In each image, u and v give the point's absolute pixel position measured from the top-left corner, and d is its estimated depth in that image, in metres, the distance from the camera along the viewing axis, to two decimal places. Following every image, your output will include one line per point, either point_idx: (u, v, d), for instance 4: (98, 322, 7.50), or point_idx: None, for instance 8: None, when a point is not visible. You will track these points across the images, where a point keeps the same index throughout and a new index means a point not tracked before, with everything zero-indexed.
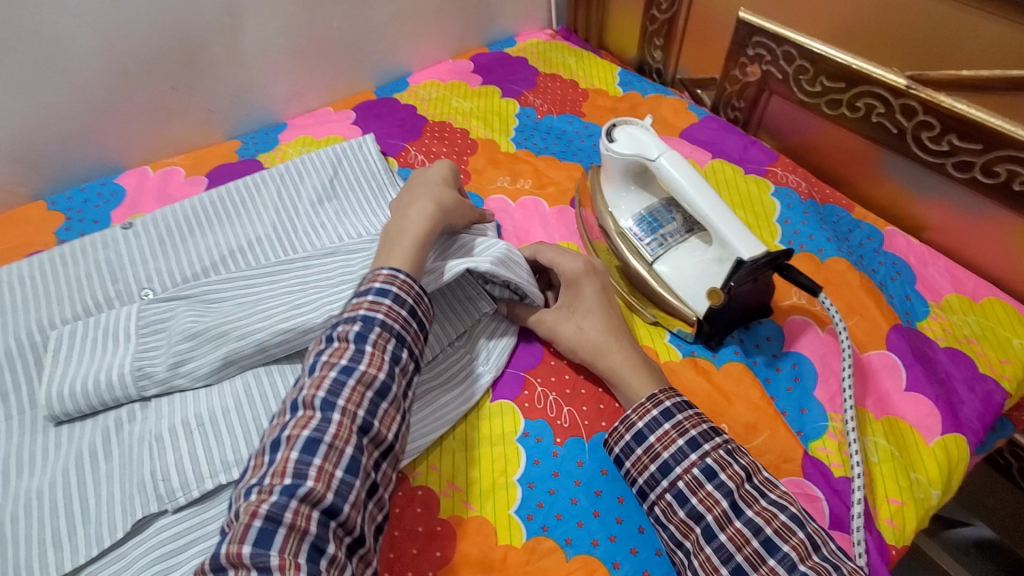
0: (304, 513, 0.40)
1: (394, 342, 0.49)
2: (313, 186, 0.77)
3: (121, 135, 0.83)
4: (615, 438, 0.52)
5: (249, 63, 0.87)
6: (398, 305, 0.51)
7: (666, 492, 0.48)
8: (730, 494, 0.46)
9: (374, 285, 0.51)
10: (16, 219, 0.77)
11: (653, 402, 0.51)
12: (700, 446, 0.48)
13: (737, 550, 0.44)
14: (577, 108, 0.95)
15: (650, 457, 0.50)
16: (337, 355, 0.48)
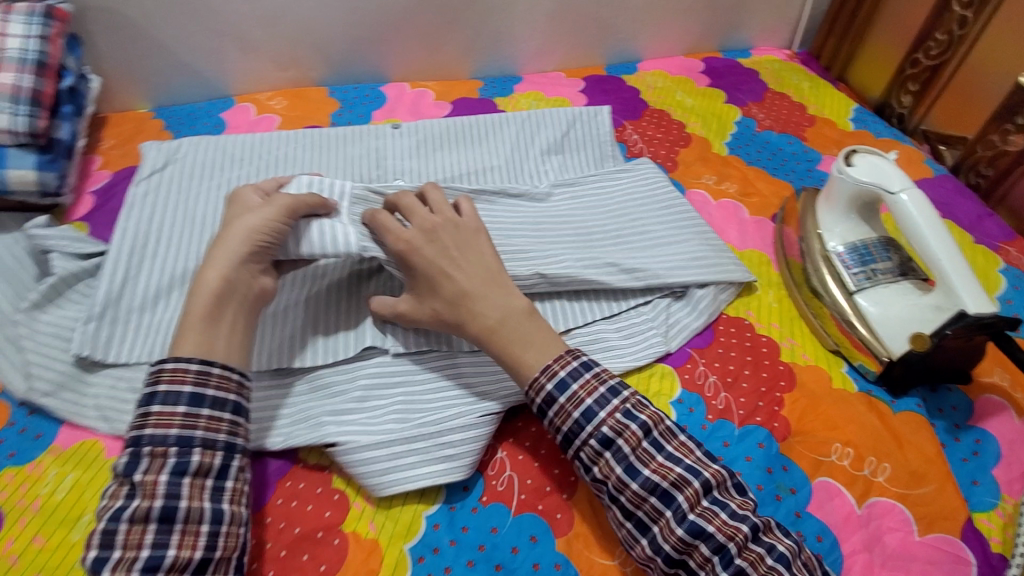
0: (189, 544, 0.42)
1: (221, 455, 0.45)
2: (546, 137, 0.86)
3: (396, 51, 0.97)
4: (561, 415, 0.48)
5: (514, 16, 0.97)
6: (172, 404, 0.45)
7: (591, 440, 0.47)
8: (677, 502, 0.45)
9: (181, 389, 0.45)
10: (305, 97, 0.94)
11: (571, 400, 0.48)
12: (594, 417, 0.47)
13: (688, 555, 0.45)
14: (799, 131, 0.94)
15: (572, 404, 0.48)
16: (153, 467, 0.43)
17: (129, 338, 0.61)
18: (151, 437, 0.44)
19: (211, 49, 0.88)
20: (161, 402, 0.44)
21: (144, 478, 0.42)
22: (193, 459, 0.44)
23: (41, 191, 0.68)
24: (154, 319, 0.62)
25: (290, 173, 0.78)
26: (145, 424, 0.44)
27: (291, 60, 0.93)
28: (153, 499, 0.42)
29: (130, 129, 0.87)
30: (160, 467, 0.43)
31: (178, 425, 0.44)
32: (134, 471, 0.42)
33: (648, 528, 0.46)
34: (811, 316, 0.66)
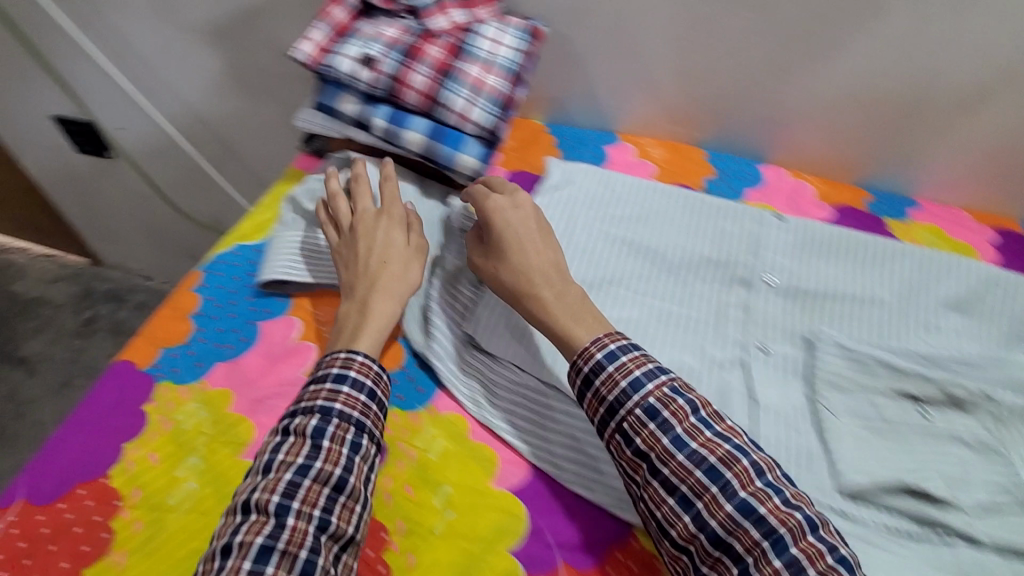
0: (310, 497, 0.49)
1: (353, 431, 0.53)
2: (953, 290, 0.73)
3: (794, 137, 0.91)
4: (608, 383, 0.54)
5: (948, 140, 0.85)
6: (355, 390, 0.56)
7: (636, 409, 0.53)
8: (671, 429, 0.52)
9: (331, 371, 0.56)
10: (684, 154, 0.93)
11: (620, 370, 0.54)
12: (616, 358, 0.55)
13: (663, 466, 0.51)
14: None
15: (620, 374, 0.54)
16: (291, 453, 0.51)
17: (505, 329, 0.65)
18: (338, 411, 0.54)
19: (623, 88, 0.93)
20: (350, 386, 0.55)
21: (322, 462, 0.51)
22: (348, 480, 0.51)
23: (471, 177, 0.77)
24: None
25: (664, 232, 0.79)
26: (336, 400, 0.54)
27: (686, 116, 0.93)
28: (312, 507, 0.49)
29: (527, 136, 0.96)
30: (341, 440, 0.53)
31: (357, 410, 0.55)
32: (321, 437, 0.52)
33: None
34: None
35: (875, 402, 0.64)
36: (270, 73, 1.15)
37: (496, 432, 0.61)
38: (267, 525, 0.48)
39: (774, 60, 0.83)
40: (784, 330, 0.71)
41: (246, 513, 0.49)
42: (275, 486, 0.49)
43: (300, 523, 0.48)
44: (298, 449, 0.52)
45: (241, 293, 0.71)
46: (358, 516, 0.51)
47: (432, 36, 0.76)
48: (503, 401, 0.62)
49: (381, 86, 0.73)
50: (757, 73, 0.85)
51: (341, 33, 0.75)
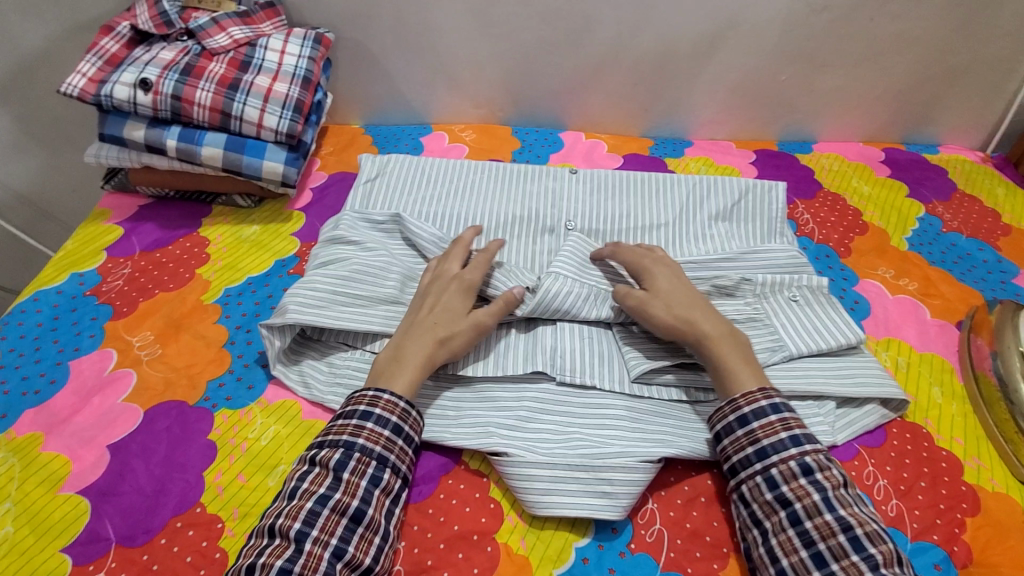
0: (322, 542, 0.47)
1: (374, 465, 0.52)
2: (716, 204, 0.87)
3: (581, 103, 1.04)
4: (767, 430, 0.52)
5: (696, 85, 1.01)
6: (380, 426, 0.54)
7: (758, 475, 0.51)
8: (824, 490, 0.48)
9: (359, 407, 0.54)
10: (491, 133, 1.03)
11: (765, 397, 0.54)
12: (802, 444, 0.51)
13: (808, 517, 0.48)
14: (990, 238, 0.88)
15: (782, 426, 0.52)
16: (316, 481, 0.50)
17: (309, 310, 0.64)
18: (362, 446, 0.52)
19: (425, 82, 1.01)
20: (375, 420, 0.53)
21: (349, 478, 0.51)
22: (383, 477, 0.52)
23: (282, 182, 0.82)
24: (341, 306, 0.65)
25: (475, 200, 0.86)
26: (360, 435, 0.52)
27: (486, 100, 1.04)
28: (330, 536, 0.48)
29: (346, 139, 1.01)
30: (362, 473, 0.51)
31: (382, 444, 0.53)
32: (343, 469, 0.51)
33: (825, 562, 0.45)
34: (1000, 439, 0.61)
35: None
36: (73, 122, 1.10)
37: (328, 407, 0.63)
38: (287, 549, 0.46)
39: (542, 37, 0.95)
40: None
41: (270, 538, 0.47)
42: (293, 513, 0.48)
43: (316, 549, 0.46)
44: (322, 480, 0.50)
45: (45, 341, 0.70)
46: (377, 548, 0.49)
47: (213, 54, 0.82)
48: (333, 378, 0.64)
49: (164, 107, 0.77)
50: (532, 50, 0.97)
51: (113, 62, 0.80)
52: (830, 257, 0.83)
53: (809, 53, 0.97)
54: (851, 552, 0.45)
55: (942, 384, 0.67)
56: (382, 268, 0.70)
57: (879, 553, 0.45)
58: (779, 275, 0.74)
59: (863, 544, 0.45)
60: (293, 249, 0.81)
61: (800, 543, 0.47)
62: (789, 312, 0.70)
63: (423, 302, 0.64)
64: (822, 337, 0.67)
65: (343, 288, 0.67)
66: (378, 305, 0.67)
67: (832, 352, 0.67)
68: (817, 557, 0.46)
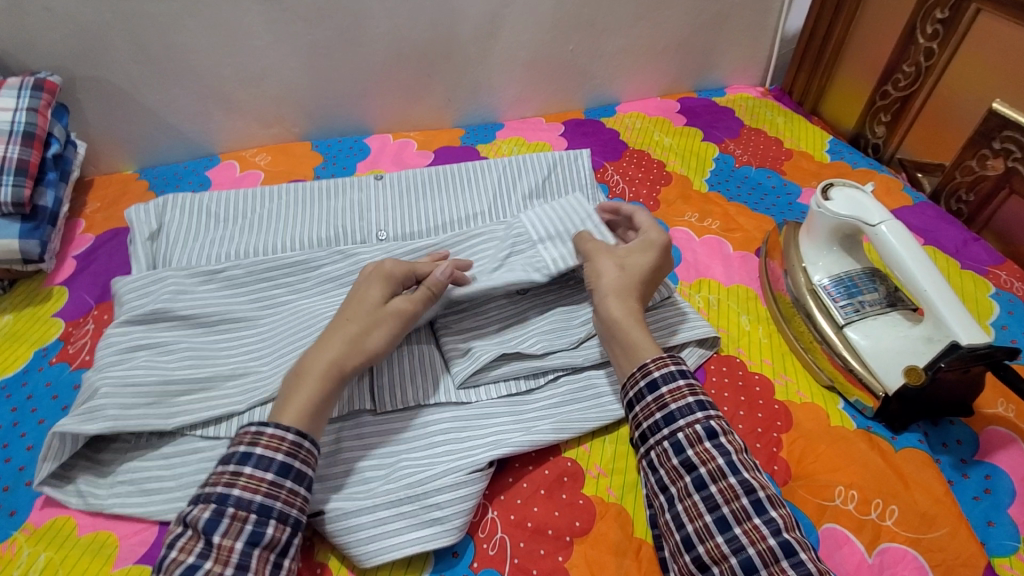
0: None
1: (254, 518, 0.45)
2: (528, 182, 0.86)
3: (379, 104, 0.98)
4: (676, 394, 0.52)
5: (491, 66, 0.99)
6: (262, 469, 0.47)
7: (665, 440, 0.51)
8: (727, 453, 0.49)
9: (238, 449, 0.48)
10: (288, 152, 0.95)
11: (642, 371, 0.54)
12: (706, 406, 0.52)
13: (713, 482, 0.48)
14: (776, 165, 0.95)
15: (688, 389, 0.52)
16: (185, 548, 0.44)
17: (75, 418, 0.54)
18: (238, 499, 0.45)
19: (196, 110, 0.90)
20: (254, 465, 0.47)
21: (222, 541, 0.44)
22: (268, 531, 0.45)
23: (24, 258, 0.70)
24: (120, 409, 0.55)
25: (274, 232, 0.78)
26: (234, 486, 0.46)
27: (274, 118, 0.95)
28: None
29: (115, 190, 0.88)
30: (238, 532, 0.44)
31: (263, 492, 0.46)
32: (215, 531, 0.44)
33: (729, 527, 0.46)
34: (802, 351, 0.66)
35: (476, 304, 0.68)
36: None
37: (112, 513, 0.53)
38: None
39: (313, 41, 0.88)
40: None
41: None
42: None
43: None
44: (192, 546, 0.44)
45: None
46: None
47: None
48: (113, 479, 0.55)
49: None
50: (308, 56, 0.89)
51: None
52: None
53: (588, 19, 0.98)
54: (761, 527, 0.45)
55: (748, 312, 0.71)
56: (166, 343, 0.61)
57: (781, 517, 0.45)
58: None
59: (768, 513, 0.45)
60: (57, 332, 0.69)
61: (705, 509, 0.47)
62: None
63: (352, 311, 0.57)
64: None
65: (128, 383, 0.57)
66: (171, 399, 0.57)
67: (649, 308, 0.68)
68: (723, 529, 0.46)
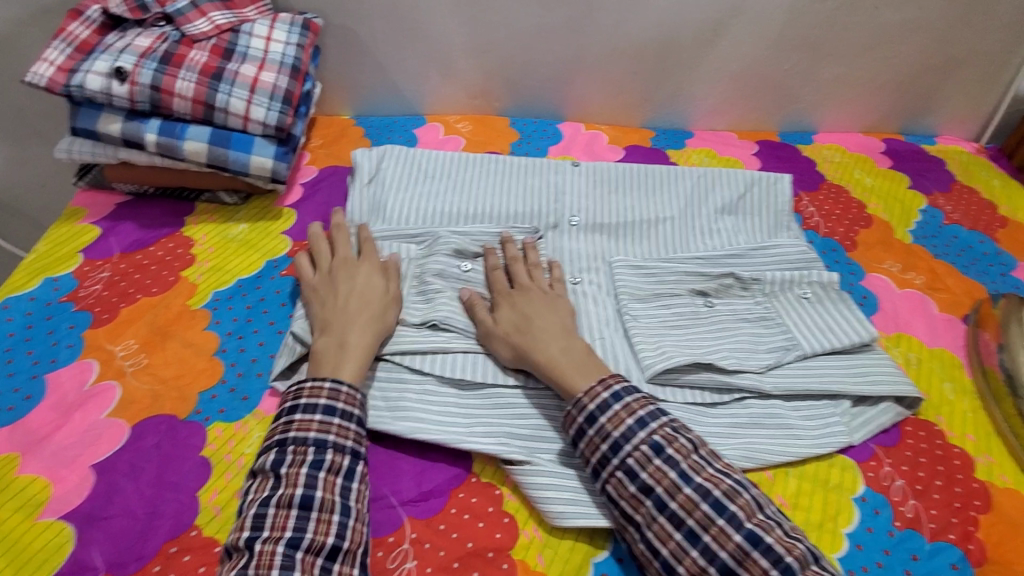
0: (277, 532, 0.47)
1: (348, 458, 0.52)
2: (722, 197, 0.85)
3: (579, 92, 1.01)
4: (614, 420, 0.52)
5: (698, 73, 0.99)
6: (346, 421, 0.54)
7: (619, 470, 0.50)
8: (677, 466, 0.49)
9: (319, 402, 0.53)
10: (487, 124, 1.00)
11: (625, 409, 0.52)
12: (647, 424, 0.51)
13: (688, 514, 0.48)
14: (991, 230, 0.88)
15: (626, 411, 0.52)
16: (288, 481, 0.49)
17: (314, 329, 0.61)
18: (312, 439, 0.52)
19: (418, 71, 0.97)
20: (341, 416, 0.53)
21: (289, 470, 0.50)
22: (327, 458, 0.51)
23: (272, 177, 0.77)
24: (347, 330, 0.62)
25: (475, 197, 0.83)
26: (308, 429, 0.52)
27: (482, 89, 1.00)
28: (283, 531, 0.47)
29: (335, 131, 0.97)
30: (301, 462, 0.51)
31: (333, 433, 0.52)
32: (281, 465, 0.50)
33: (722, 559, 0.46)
34: (1010, 434, 0.62)
35: (668, 305, 0.70)
36: (35, 112, 1.02)
37: None
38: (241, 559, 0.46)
39: (541, 23, 0.91)
40: (586, 257, 0.78)
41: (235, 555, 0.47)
42: (277, 519, 0.48)
43: (268, 546, 0.46)
44: (263, 485, 0.50)
45: (20, 351, 0.65)
46: (338, 524, 0.49)
47: (193, 41, 0.76)
48: None
49: (141, 98, 0.72)
50: (531, 37, 0.93)
51: (83, 50, 0.74)
52: (835, 252, 0.82)
53: (811, 42, 0.95)
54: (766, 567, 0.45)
55: (951, 379, 0.67)
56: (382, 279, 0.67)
57: (793, 558, 0.45)
58: (790, 272, 0.73)
59: (765, 544, 0.45)
60: (285, 249, 0.77)
61: (706, 558, 0.46)
62: (796, 313, 0.69)
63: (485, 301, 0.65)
64: (838, 336, 0.66)
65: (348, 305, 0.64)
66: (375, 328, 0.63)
67: (847, 352, 0.66)
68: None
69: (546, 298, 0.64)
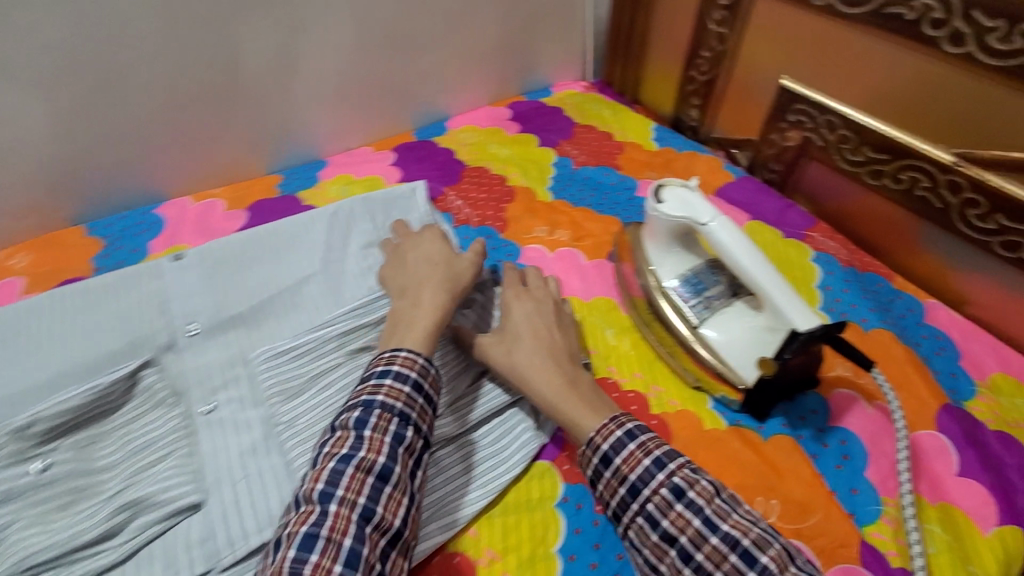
0: (323, 572, 0.42)
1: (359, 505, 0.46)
2: (362, 231, 0.78)
3: (166, 164, 0.83)
4: (631, 463, 0.48)
5: (297, 101, 0.88)
6: (387, 412, 0.50)
7: (637, 516, 0.47)
8: (701, 510, 0.44)
9: (331, 462, 0.48)
10: (56, 244, 0.77)
11: (616, 423, 0.50)
12: (665, 465, 0.47)
13: (697, 551, 0.44)
14: (613, 160, 0.96)
15: (642, 451, 0.48)
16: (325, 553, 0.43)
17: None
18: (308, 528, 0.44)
19: None
20: (382, 408, 0.50)
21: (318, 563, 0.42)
22: (377, 509, 0.46)
23: None
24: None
25: (42, 359, 0.62)
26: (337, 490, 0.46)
27: (26, 205, 0.76)
28: None
29: None
30: (335, 558, 0.43)
31: (384, 454, 0.48)
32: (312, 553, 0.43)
33: None
34: (666, 355, 0.66)
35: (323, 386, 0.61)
36: None
37: None
38: None
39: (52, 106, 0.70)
40: (215, 372, 0.64)
41: None
42: (288, 542, 0.44)
43: None
44: None
45: None
46: (406, 508, 0.48)
47: None
48: None
49: None
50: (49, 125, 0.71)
51: None
52: (489, 240, 0.81)
53: (394, 37, 0.91)
54: None
55: (611, 324, 0.70)
56: None
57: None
58: None
59: (760, 565, 0.41)
60: None
61: None
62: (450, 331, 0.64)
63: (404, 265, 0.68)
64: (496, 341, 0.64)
65: None
66: None
67: None
68: None
69: (528, 308, 0.62)
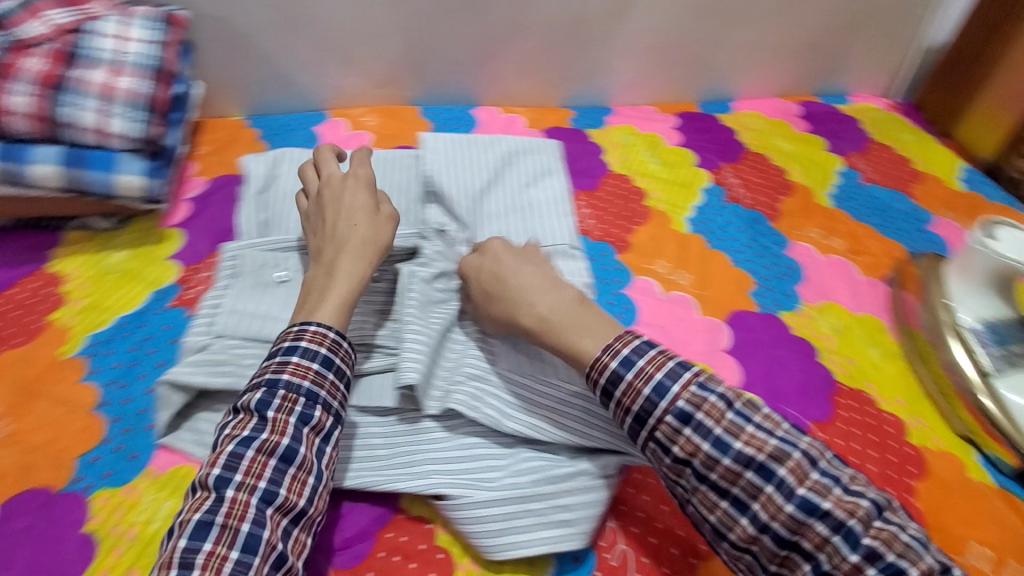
0: (215, 564, 0.40)
1: (277, 463, 0.45)
2: None
3: (491, 75, 0.94)
4: (630, 394, 0.45)
5: (614, 47, 0.94)
6: (308, 359, 0.49)
7: (659, 444, 0.45)
8: (710, 432, 0.42)
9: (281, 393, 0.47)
10: (396, 115, 0.93)
11: (608, 352, 0.47)
12: (667, 390, 0.44)
13: (731, 484, 0.42)
14: (906, 187, 0.90)
15: (642, 380, 0.45)
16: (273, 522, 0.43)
17: (202, 371, 0.57)
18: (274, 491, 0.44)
19: (310, 63, 0.88)
20: (302, 354, 0.49)
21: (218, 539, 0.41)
22: (280, 489, 0.44)
23: (146, 198, 0.68)
24: (243, 364, 0.58)
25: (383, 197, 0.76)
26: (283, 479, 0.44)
27: (386, 78, 0.92)
28: None
29: (225, 136, 0.87)
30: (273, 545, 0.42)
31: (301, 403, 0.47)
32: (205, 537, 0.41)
33: (747, 507, 0.42)
34: (935, 395, 0.63)
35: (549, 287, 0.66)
36: None
37: None
38: None
39: (439, 3, 0.85)
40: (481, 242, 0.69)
41: None
42: (181, 530, 0.41)
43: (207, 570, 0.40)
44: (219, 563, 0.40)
45: None
46: (311, 488, 0.46)
47: (27, 47, 0.65)
48: None
49: None
50: (429, 19, 0.86)
51: None
52: (759, 224, 0.81)
53: (722, 8, 0.93)
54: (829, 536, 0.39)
55: (878, 345, 0.67)
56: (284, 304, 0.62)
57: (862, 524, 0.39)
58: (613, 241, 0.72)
59: (822, 509, 0.40)
60: (174, 276, 0.69)
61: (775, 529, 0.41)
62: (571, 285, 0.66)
63: (325, 216, 0.61)
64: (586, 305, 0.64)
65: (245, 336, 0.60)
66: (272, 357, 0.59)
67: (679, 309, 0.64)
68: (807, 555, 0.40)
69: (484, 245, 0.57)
